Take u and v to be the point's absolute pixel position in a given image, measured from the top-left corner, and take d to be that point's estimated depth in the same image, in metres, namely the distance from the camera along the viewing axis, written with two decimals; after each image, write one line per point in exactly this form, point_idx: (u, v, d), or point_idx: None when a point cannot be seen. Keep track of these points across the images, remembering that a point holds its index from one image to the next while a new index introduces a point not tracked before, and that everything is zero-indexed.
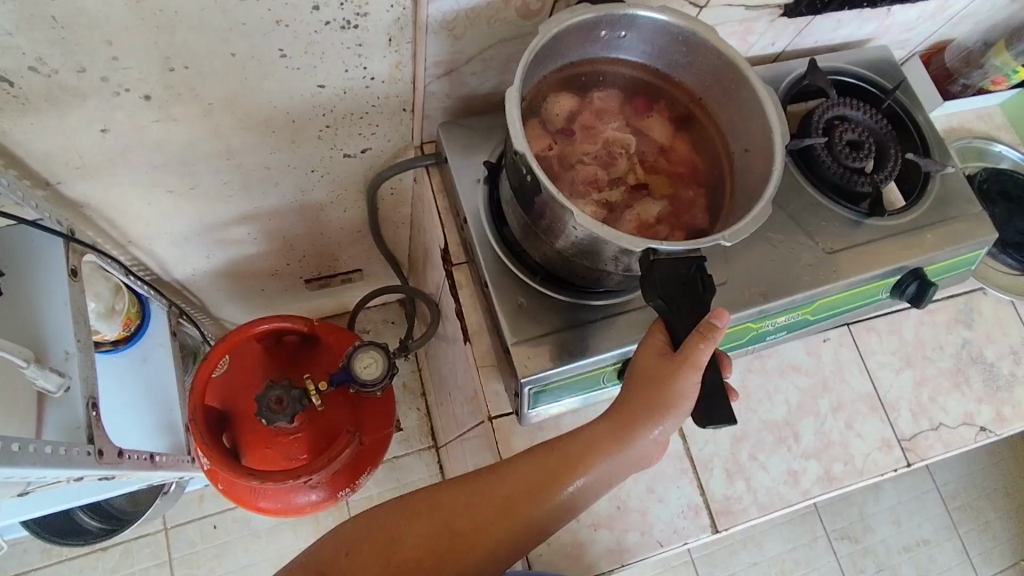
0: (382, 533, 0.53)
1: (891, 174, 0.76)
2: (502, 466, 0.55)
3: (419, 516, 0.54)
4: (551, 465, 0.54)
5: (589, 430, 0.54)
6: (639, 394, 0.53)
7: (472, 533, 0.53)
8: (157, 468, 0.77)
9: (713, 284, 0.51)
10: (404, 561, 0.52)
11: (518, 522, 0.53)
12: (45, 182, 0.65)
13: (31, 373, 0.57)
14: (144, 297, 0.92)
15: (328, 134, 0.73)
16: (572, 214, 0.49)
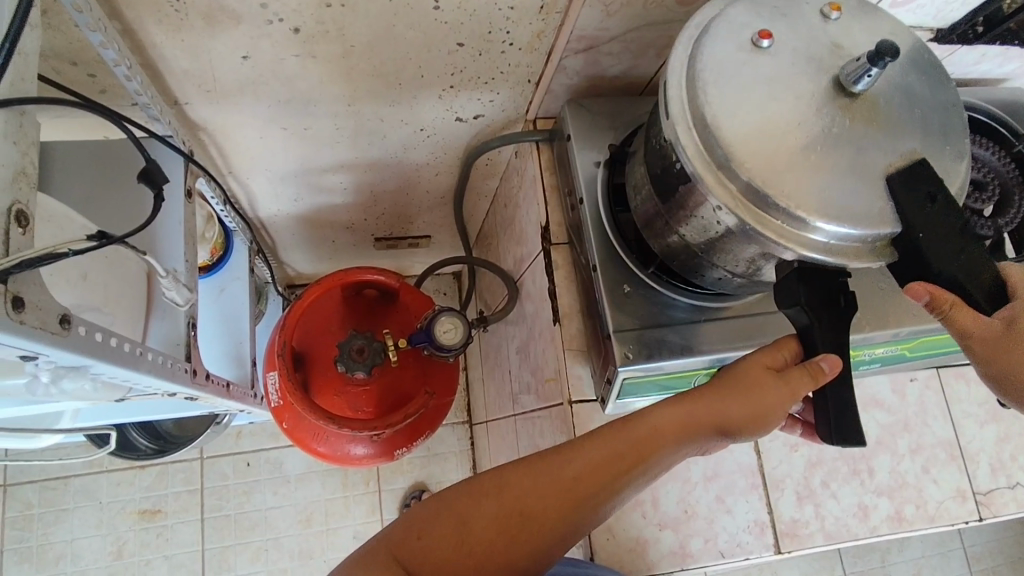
0: (449, 518, 0.48)
1: (1013, 221, 0.74)
2: (570, 447, 0.50)
3: (488, 500, 0.48)
4: (628, 445, 0.50)
5: (667, 413, 0.51)
6: (727, 387, 0.51)
7: (549, 519, 0.48)
8: (229, 396, 0.76)
9: (854, 301, 0.49)
10: (478, 544, 0.47)
11: (592, 505, 0.49)
12: (174, 101, 0.66)
13: (166, 284, 0.58)
14: (230, 230, 0.93)
15: (448, 95, 0.72)
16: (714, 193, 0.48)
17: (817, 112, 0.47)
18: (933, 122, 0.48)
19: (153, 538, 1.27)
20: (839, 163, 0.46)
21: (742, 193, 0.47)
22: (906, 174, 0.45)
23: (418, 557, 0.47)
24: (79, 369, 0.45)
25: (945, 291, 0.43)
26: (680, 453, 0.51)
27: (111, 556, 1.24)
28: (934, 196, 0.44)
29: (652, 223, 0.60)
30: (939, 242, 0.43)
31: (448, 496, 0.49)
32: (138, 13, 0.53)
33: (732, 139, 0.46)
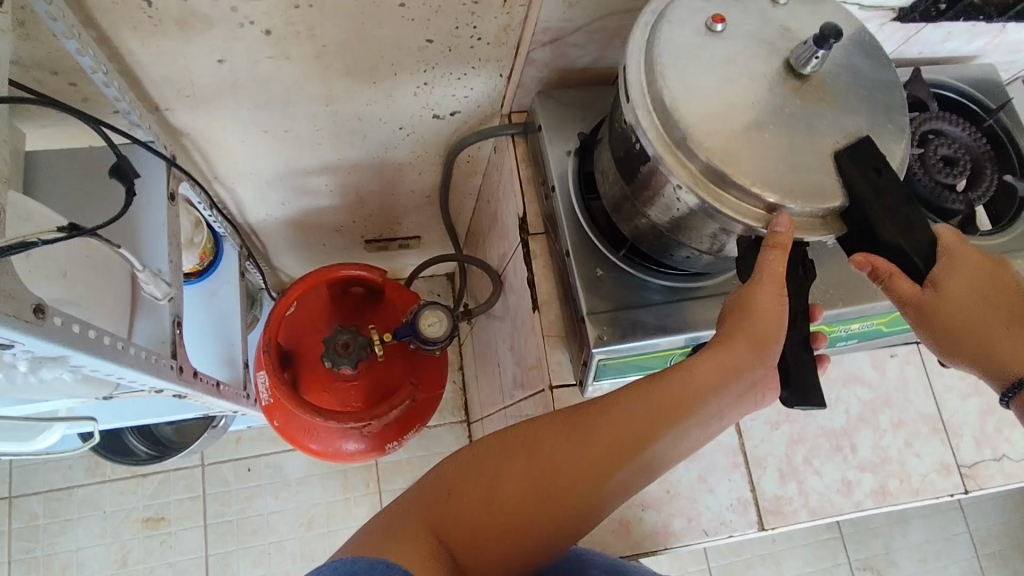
0: (476, 475, 0.49)
1: (984, 194, 0.76)
2: (599, 410, 0.51)
3: (517, 458, 0.50)
4: (655, 408, 0.50)
5: (696, 371, 0.50)
6: (750, 334, 0.49)
7: (579, 480, 0.49)
8: (219, 395, 0.77)
9: (813, 270, 0.51)
10: (507, 503, 0.49)
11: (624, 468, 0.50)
12: (155, 107, 0.68)
13: (145, 278, 0.59)
14: (220, 235, 0.95)
15: (423, 91, 0.74)
16: (674, 174, 0.48)
17: (770, 90, 0.48)
18: (878, 100, 0.50)
19: (157, 545, 1.28)
20: (790, 142, 0.48)
21: (699, 173, 0.48)
22: (853, 151, 0.47)
23: (449, 518, 0.48)
24: (58, 359, 0.47)
25: (886, 262, 0.47)
26: (711, 413, 0.51)
27: (116, 564, 1.26)
28: (880, 170, 0.47)
29: (620, 206, 0.61)
30: (887, 211, 0.45)
31: (480, 455, 0.51)
32: (113, 21, 0.55)
33: (691, 122, 0.47)
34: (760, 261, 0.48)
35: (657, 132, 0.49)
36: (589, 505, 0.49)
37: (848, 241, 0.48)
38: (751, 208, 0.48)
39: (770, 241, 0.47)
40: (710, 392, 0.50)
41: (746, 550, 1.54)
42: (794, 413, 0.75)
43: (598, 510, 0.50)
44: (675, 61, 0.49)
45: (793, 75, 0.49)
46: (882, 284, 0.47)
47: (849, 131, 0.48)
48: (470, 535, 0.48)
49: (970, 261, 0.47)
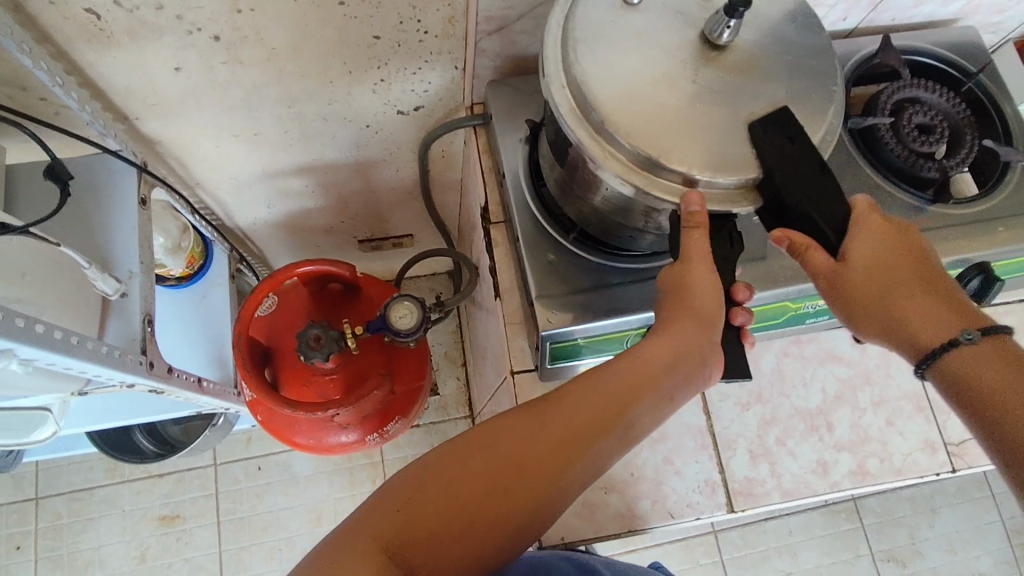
0: (426, 483, 0.46)
1: (962, 161, 0.72)
2: (547, 404, 0.49)
3: (468, 462, 0.47)
4: (606, 398, 0.49)
5: (644, 355, 0.49)
6: (688, 313, 0.49)
7: (535, 471, 0.47)
8: (202, 392, 0.82)
9: (740, 241, 0.50)
10: (462, 505, 0.46)
11: (579, 461, 0.48)
12: (124, 117, 0.71)
13: (91, 274, 0.61)
14: (209, 239, 0.98)
15: (381, 88, 0.75)
16: (598, 159, 0.48)
17: (688, 64, 0.48)
18: (802, 68, 0.49)
19: (173, 542, 1.33)
20: (707, 114, 0.47)
21: (622, 156, 0.47)
22: (769, 118, 0.47)
23: (403, 531, 0.45)
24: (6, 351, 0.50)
25: (801, 235, 0.47)
26: (663, 397, 0.50)
27: (136, 560, 1.31)
28: (793, 137, 0.46)
29: (564, 190, 0.61)
30: (800, 181, 0.45)
31: (434, 462, 0.48)
32: (67, 36, 0.58)
33: (604, 102, 0.47)
34: (685, 243, 0.47)
35: (573, 114, 0.48)
36: (546, 501, 0.47)
37: (767, 214, 0.48)
38: (674, 186, 0.47)
39: (690, 221, 0.46)
40: (659, 374, 0.49)
41: (761, 541, 1.51)
42: (766, 393, 0.73)
43: (555, 507, 0.48)
44: (588, 43, 0.49)
45: (712, 48, 0.48)
46: (800, 257, 0.47)
47: (770, 101, 0.48)
48: (424, 548, 0.45)
49: (880, 232, 0.48)
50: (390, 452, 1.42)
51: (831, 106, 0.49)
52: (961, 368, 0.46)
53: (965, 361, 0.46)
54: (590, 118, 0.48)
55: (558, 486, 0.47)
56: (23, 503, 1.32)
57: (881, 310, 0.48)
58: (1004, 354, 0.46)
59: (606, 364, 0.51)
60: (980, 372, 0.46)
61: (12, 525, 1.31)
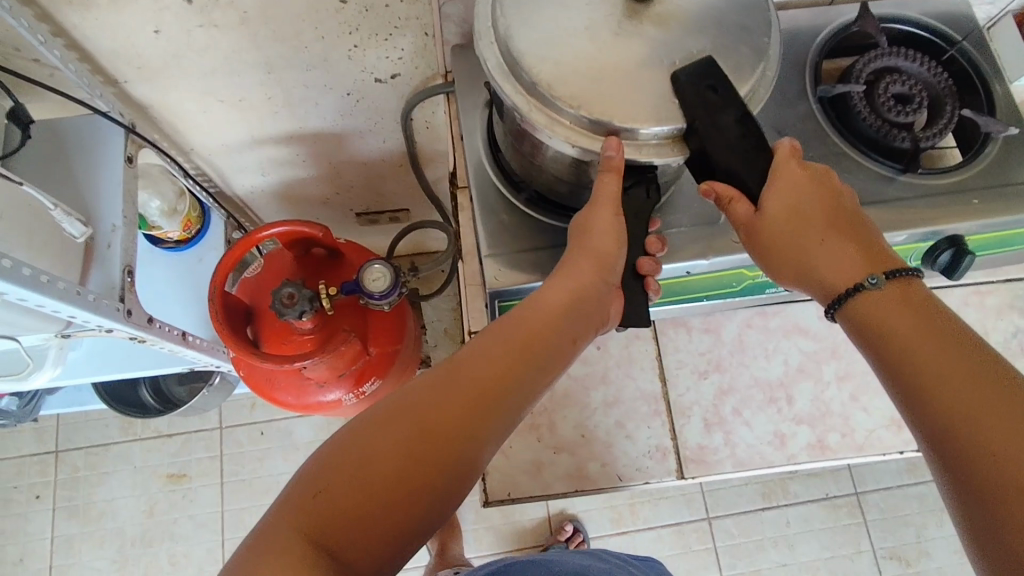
0: (344, 462, 0.44)
1: (940, 132, 0.69)
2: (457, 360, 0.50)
3: (386, 430, 0.46)
4: (512, 342, 0.51)
5: (546, 298, 0.53)
6: (584, 257, 0.54)
7: (459, 428, 0.47)
8: (187, 345, 0.87)
9: (658, 193, 0.53)
10: (386, 479, 0.44)
11: (497, 403, 0.49)
12: (114, 80, 0.75)
13: (58, 216, 0.62)
14: (207, 206, 1.03)
15: (356, 54, 0.78)
16: (525, 113, 0.49)
17: (615, 15, 0.49)
18: (732, 23, 0.50)
19: (179, 498, 1.40)
20: (633, 65, 0.48)
21: (548, 110, 0.49)
22: (690, 68, 0.47)
23: (326, 516, 0.43)
24: None
25: (725, 186, 0.50)
26: (570, 334, 0.54)
27: (145, 513, 1.39)
28: (714, 88, 0.47)
29: (512, 149, 0.62)
30: (716, 134, 0.47)
31: (357, 439, 0.45)
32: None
33: (526, 54, 0.48)
34: (599, 185, 0.51)
35: (500, 67, 0.50)
36: (473, 450, 0.47)
37: (695, 167, 0.50)
38: (596, 136, 0.49)
39: (605, 166, 0.48)
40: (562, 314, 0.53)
41: (756, 531, 1.46)
42: (725, 363, 0.73)
43: (483, 454, 0.48)
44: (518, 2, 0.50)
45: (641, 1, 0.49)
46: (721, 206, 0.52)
47: (694, 52, 0.48)
48: (354, 529, 0.43)
49: (800, 183, 0.51)
50: None
51: (757, 61, 0.49)
52: (869, 312, 0.49)
53: (874, 306, 0.49)
54: (517, 75, 0.49)
55: (482, 432, 0.48)
56: (44, 455, 1.40)
57: (795, 257, 0.52)
58: (911, 298, 0.48)
59: (508, 317, 0.53)
60: (884, 316, 0.48)
61: (33, 474, 1.39)
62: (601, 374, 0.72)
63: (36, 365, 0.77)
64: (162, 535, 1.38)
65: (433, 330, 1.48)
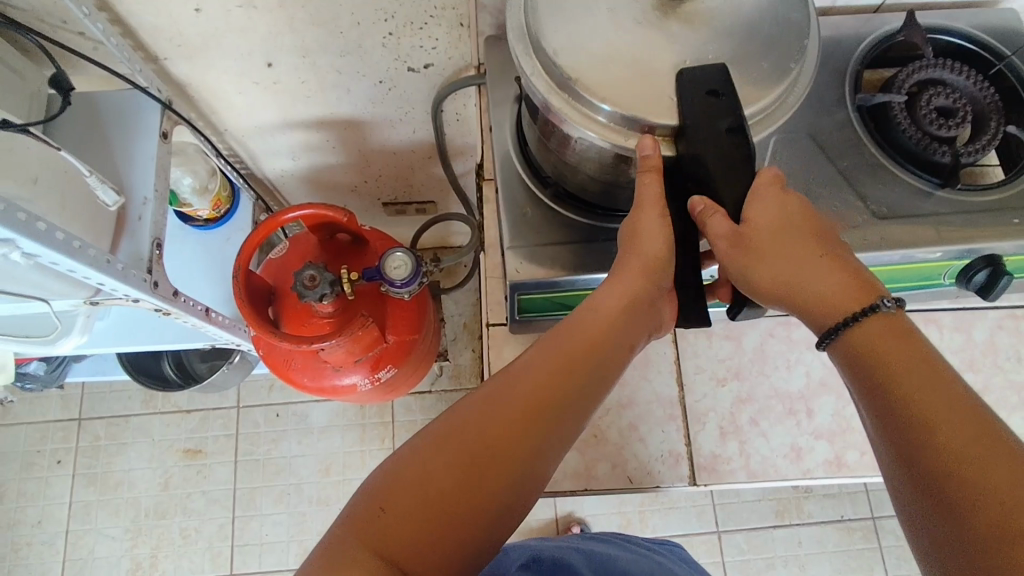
0: (402, 480, 0.44)
1: (981, 149, 0.67)
2: (509, 372, 0.49)
3: (440, 448, 0.45)
4: (565, 351, 0.49)
5: (598, 306, 0.51)
6: (633, 264, 0.51)
7: (510, 443, 0.46)
8: (210, 321, 0.88)
9: None
10: (439, 497, 0.44)
11: (552, 415, 0.47)
12: (155, 57, 0.77)
13: (93, 183, 0.64)
14: (237, 187, 1.05)
15: (391, 42, 0.78)
16: (558, 110, 0.49)
17: (649, 11, 0.48)
18: (768, 26, 0.49)
19: (194, 474, 1.42)
20: (668, 60, 0.47)
21: (574, 105, 0.49)
22: (695, 70, 0.46)
23: (384, 536, 0.43)
24: (8, 242, 0.54)
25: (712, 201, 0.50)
26: (627, 342, 0.51)
27: (159, 486, 1.41)
28: (715, 92, 0.46)
29: (541, 145, 0.62)
30: (707, 140, 0.46)
31: (411, 458, 0.45)
32: None
33: (560, 53, 0.48)
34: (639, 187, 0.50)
35: (534, 66, 0.50)
36: (529, 462, 0.46)
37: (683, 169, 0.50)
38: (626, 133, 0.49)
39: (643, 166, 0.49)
40: (617, 324, 0.51)
41: (768, 548, 1.42)
42: (745, 371, 0.72)
43: (541, 465, 0.47)
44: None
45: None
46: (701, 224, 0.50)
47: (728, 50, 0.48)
48: (415, 548, 0.43)
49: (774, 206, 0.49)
50: (402, 415, 1.45)
51: (792, 66, 0.48)
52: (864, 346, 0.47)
53: (867, 339, 0.46)
54: (550, 73, 0.49)
55: (538, 444, 0.46)
56: (68, 421, 1.44)
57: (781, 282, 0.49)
58: (904, 331, 0.46)
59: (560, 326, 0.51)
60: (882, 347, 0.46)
61: (56, 440, 1.43)
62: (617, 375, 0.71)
63: (64, 331, 0.79)
64: (175, 509, 1.40)
65: (453, 324, 1.48)
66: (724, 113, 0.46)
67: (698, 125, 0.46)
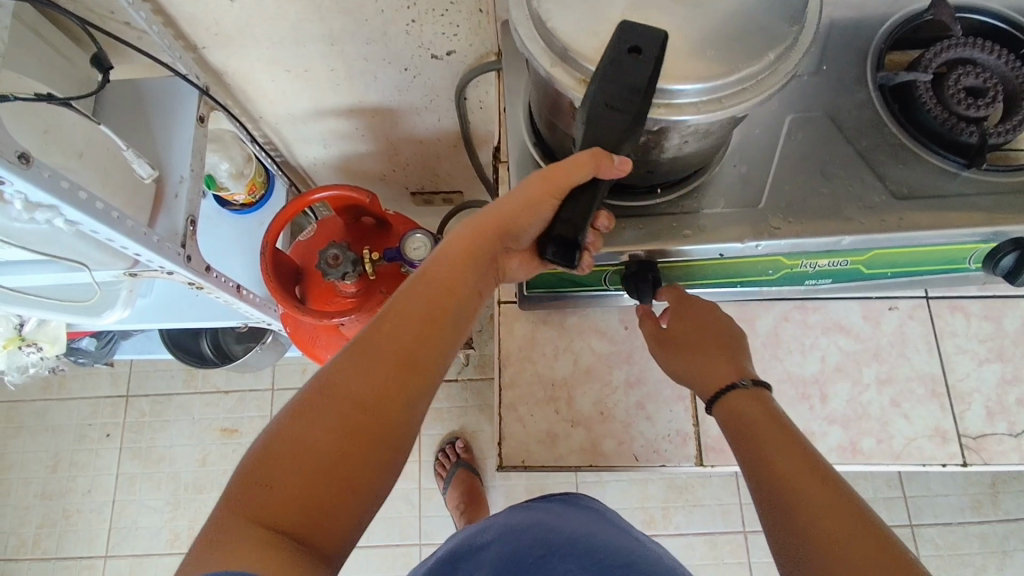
0: (285, 454, 0.44)
1: (1015, 128, 0.64)
2: (363, 338, 0.49)
3: (316, 416, 0.45)
4: (427, 302, 0.51)
5: (453, 246, 0.54)
6: (490, 218, 0.55)
7: (388, 396, 0.47)
8: (241, 298, 0.93)
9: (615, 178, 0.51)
10: (323, 459, 0.44)
11: (426, 362, 0.49)
12: (194, 45, 0.82)
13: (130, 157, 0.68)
14: (272, 172, 1.10)
15: (413, 29, 0.81)
16: (546, 70, 0.50)
17: None
18: None
19: (230, 451, 1.49)
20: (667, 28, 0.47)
21: (565, 68, 0.49)
22: (634, 28, 0.44)
23: (275, 509, 0.42)
24: (52, 210, 0.58)
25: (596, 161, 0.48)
26: (482, 288, 0.55)
27: (198, 461, 1.48)
28: (638, 51, 0.44)
29: (549, 123, 0.63)
30: (606, 89, 0.44)
31: (289, 432, 0.44)
32: None
33: (559, 22, 0.48)
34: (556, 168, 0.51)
35: (531, 34, 0.50)
36: (410, 413, 0.48)
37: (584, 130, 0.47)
38: None
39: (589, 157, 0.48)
40: (472, 263, 0.54)
41: None
42: (757, 354, 0.73)
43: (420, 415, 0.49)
44: None
45: None
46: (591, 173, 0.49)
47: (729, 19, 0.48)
48: (307, 515, 0.42)
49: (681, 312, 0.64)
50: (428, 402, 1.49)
51: (792, 31, 0.48)
52: (742, 422, 0.55)
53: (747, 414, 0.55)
54: (550, 45, 0.50)
55: (416, 388, 0.48)
56: (117, 398, 1.53)
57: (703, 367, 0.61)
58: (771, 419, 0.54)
59: (417, 277, 0.53)
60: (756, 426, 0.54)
61: (106, 415, 1.52)
62: (626, 353, 0.72)
63: (108, 303, 0.86)
64: (212, 484, 1.47)
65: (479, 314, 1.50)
66: (633, 68, 0.43)
67: (604, 76, 0.44)
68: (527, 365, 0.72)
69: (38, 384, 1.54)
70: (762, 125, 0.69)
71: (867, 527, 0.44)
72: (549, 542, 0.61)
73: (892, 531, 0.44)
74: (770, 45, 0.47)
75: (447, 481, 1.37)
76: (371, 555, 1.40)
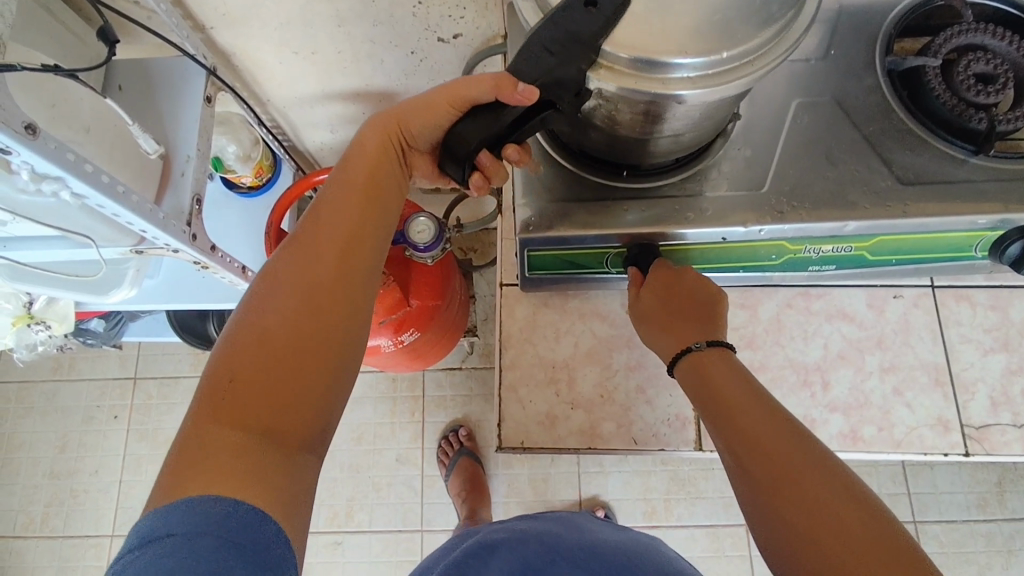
0: (240, 357, 0.45)
1: None
2: (294, 241, 0.51)
3: (263, 318, 0.47)
4: (349, 196, 0.53)
5: (366, 145, 0.56)
6: (392, 118, 0.56)
7: (327, 282, 0.49)
8: (246, 279, 0.94)
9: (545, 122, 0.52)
10: (277, 347, 0.46)
11: (360, 246, 0.52)
12: (203, 26, 0.82)
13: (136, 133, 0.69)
14: (279, 156, 1.12)
15: (420, 11, 0.81)
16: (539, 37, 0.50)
17: None
18: None
19: None
20: None
21: None
22: None
23: (243, 404, 0.44)
24: (58, 182, 0.59)
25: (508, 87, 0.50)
26: (402, 180, 0.58)
27: None
28: (593, 3, 0.44)
29: None
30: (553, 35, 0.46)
31: (240, 338, 0.46)
32: None
33: None
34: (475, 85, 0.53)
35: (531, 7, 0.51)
36: (355, 293, 0.50)
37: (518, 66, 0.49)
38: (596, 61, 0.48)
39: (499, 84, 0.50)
40: (388, 158, 0.56)
41: None
42: (759, 340, 0.72)
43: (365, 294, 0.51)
44: None
45: None
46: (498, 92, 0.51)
47: None
48: (276, 403, 0.45)
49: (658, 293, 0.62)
50: (432, 389, 1.49)
51: (796, 8, 0.47)
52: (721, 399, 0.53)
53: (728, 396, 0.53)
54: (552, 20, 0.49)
55: (352, 278, 0.50)
56: (125, 379, 1.55)
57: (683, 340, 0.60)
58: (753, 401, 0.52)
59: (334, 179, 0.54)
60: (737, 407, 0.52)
61: (114, 396, 1.54)
62: (627, 337, 0.72)
63: (116, 282, 0.87)
64: None
65: (484, 303, 1.51)
66: (584, 19, 0.44)
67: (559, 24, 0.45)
68: (527, 347, 0.72)
69: (48, 365, 1.56)
70: (767, 109, 0.68)
71: (849, 527, 0.43)
72: (556, 549, 0.62)
73: (879, 526, 0.43)
74: (775, 23, 0.46)
75: (449, 468, 1.37)
76: (374, 540, 1.41)
